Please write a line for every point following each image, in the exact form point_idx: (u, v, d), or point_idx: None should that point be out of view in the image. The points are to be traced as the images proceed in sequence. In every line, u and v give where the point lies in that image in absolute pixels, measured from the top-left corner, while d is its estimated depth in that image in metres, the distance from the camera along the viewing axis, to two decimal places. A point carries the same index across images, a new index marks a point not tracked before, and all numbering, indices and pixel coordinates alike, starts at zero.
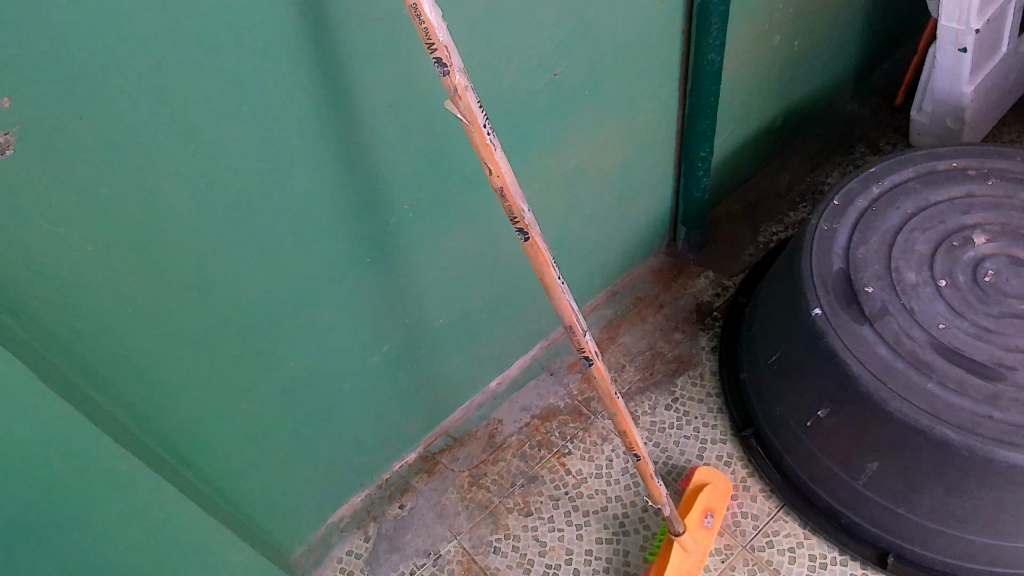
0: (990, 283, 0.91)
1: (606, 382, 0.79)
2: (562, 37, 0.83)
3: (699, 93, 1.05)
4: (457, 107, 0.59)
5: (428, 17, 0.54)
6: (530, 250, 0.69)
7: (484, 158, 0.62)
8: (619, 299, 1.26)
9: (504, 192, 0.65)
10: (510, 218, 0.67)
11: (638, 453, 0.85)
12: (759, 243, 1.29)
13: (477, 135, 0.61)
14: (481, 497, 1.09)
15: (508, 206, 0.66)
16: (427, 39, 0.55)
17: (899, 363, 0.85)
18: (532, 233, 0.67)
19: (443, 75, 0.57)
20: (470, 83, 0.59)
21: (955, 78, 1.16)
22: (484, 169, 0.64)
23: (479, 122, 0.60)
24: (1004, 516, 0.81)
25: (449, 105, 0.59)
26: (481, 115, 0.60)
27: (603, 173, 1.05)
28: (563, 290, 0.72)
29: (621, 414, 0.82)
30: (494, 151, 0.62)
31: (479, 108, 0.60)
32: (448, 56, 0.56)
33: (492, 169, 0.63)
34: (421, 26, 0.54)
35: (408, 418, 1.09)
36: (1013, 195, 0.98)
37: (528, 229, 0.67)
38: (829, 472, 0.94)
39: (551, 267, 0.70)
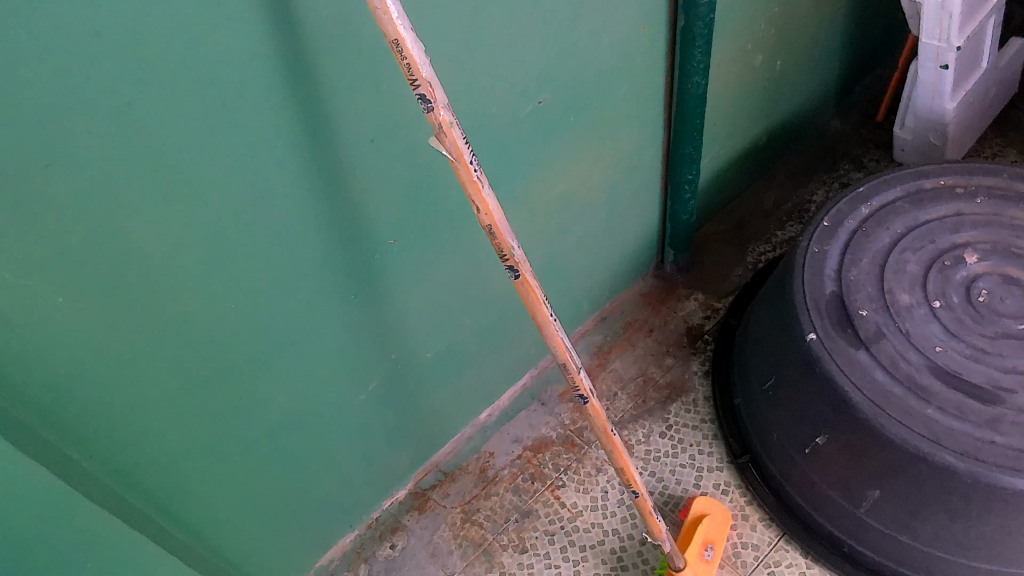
0: (984, 303, 0.90)
1: (602, 418, 0.77)
2: (547, 63, 0.81)
3: (684, 116, 1.03)
4: (442, 144, 0.58)
5: (411, 54, 0.53)
6: (520, 287, 0.67)
7: (472, 195, 0.61)
8: (608, 325, 1.24)
9: (492, 230, 0.63)
10: (499, 255, 0.66)
11: (636, 490, 0.82)
12: (748, 263, 1.27)
13: (464, 172, 0.60)
14: (474, 533, 1.06)
15: (498, 243, 0.64)
16: (409, 75, 0.54)
17: (897, 389, 0.84)
18: (521, 270, 0.66)
19: (426, 111, 0.56)
20: (454, 118, 0.57)
21: (937, 94, 1.16)
22: (471, 206, 0.62)
23: (465, 158, 0.59)
24: (1010, 542, 0.80)
25: (434, 143, 0.58)
26: (466, 151, 0.59)
27: (589, 198, 1.03)
28: (555, 327, 0.70)
29: (618, 454, 0.79)
30: (481, 188, 0.61)
31: (465, 144, 0.58)
32: (432, 92, 0.55)
33: (479, 206, 0.61)
34: (403, 63, 0.53)
35: (397, 454, 1.06)
36: (1002, 212, 0.97)
37: (518, 266, 0.66)
38: (830, 501, 0.92)
39: (543, 304, 0.69)
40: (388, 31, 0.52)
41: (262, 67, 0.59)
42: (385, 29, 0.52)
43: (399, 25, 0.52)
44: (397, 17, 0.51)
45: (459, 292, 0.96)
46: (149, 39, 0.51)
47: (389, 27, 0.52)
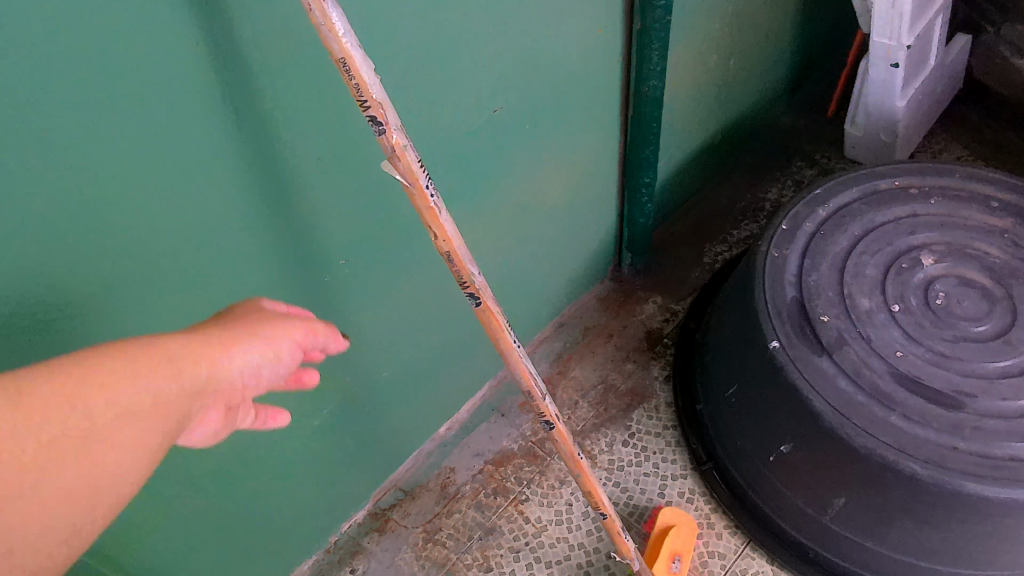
0: (942, 306, 0.90)
1: (568, 444, 0.74)
2: (501, 71, 0.77)
3: (641, 119, 1.01)
4: (396, 167, 0.54)
5: (360, 73, 0.48)
6: (483, 315, 0.64)
7: (428, 222, 0.57)
8: (567, 331, 1.22)
9: (451, 257, 0.60)
10: (458, 282, 0.62)
11: (604, 512, 0.80)
12: (705, 264, 1.26)
13: (419, 198, 0.56)
14: (437, 554, 1.03)
15: (457, 270, 0.61)
16: (359, 96, 0.49)
17: (861, 397, 0.83)
18: (483, 297, 0.62)
19: (378, 134, 0.52)
20: (409, 140, 0.53)
21: (888, 92, 1.16)
22: (428, 232, 0.59)
23: (420, 183, 0.55)
24: (973, 546, 0.80)
25: (386, 166, 0.54)
26: (421, 175, 0.55)
27: (546, 205, 1.00)
28: (519, 354, 0.67)
29: (586, 478, 0.77)
30: (438, 214, 0.57)
31: (419, 168, 0.54)
32: (384, 114, 0.50)
33: (436, 233, 0.58)
34: (351, 83, 0.49)
35: (355, 477, 1.02)
36: (955, 213, 0.98)
37: (479, 293, 0.62)
38: (795, 508, 0.92)
39: (506, 331, 0.65)
40: (333, 49, 0.47)
41: (199, 87, 0.53)
42: (329, 47, 0.47)
43: (345, 42, 0.47)
44: (343, 34, 0.47)
45: (415, 309, 0.92)
46: (65, 64, 0.45)
47: (335, 44, 0.47)
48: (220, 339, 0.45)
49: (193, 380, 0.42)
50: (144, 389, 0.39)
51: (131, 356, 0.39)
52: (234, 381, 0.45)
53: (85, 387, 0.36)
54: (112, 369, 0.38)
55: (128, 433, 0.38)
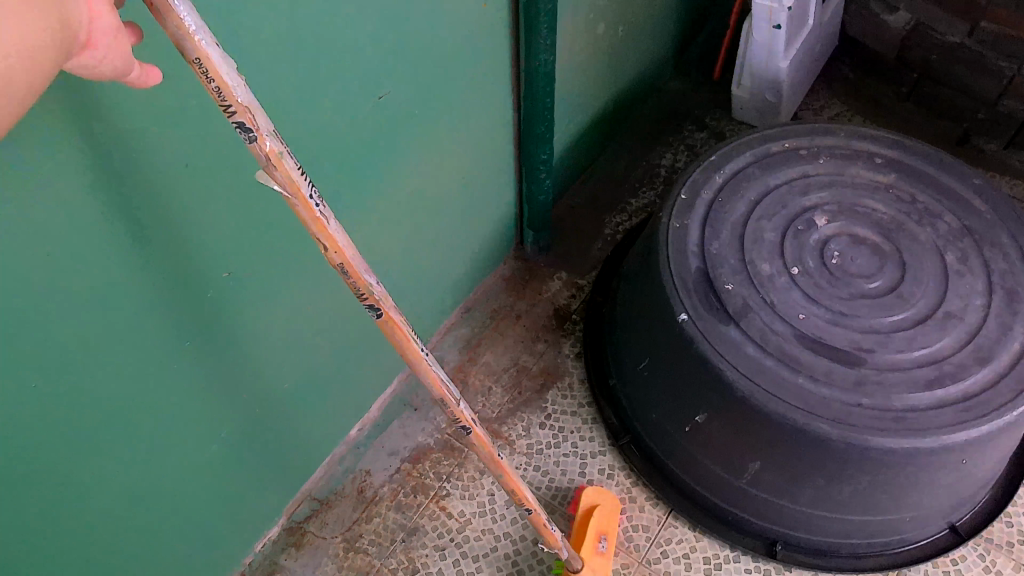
0: (837, 265, 0.92)
1: (486, 446, 0.71)
2: (384, 54, 0.72)
3: (534, 95, 0.97)
4: (272, 179, 0.48)
5: (221, 77, 0.42)
6: (385, 326, 0.59)
7: (315, 233, 0.52)
8: (474, 316, 1.18)
9: (345, 269, 0.55)
10: (356, 294, 0.57)
11: (530, 507, 0.78)
12: (606, 235, 1.25)
13: (303, 209, 0.50)
14: (360, 562, 0.98)
15: (353, 282, 0.56)
16: (221, 100, 0.43)
17: (769, 362, 0.84)
18: (384, 308, 0.58)
19: (248, 141, 0.46)
20: (285, 146, 0.47)
21: (772, 53, 1.18)
22: (317, 245, 0.53)
23: (303, 193, 0.49)
24: (881, 495, 0.84)
25: (261, 176, 0.48)
26: (303, 183, 0.49)
27: (442, 191, 0.95)
28: (428, 363, 0.63)
29: (506, 475, 0.75)
30: (326, 225, 0.52)
31: (301, 176, 0.49)
32: (253, 119, 0.44)
33: (326, 245, 0.52)
34: (211, 87, 0.42)
35: (264, 495, 0.95)
36: (843, 172, 1.00)
37: (380, 304, 0.58)
38: (713, 475, 0.93)
39: (412, 341, 0.61)
40: (187, 49, 0.40)
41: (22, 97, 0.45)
42: (181, 47, 0.40)
43: (200, 42, 0.40)
44: (197, 33, 0.40)
45: (312, 313, 0.86)
46: None
47: (188, 45, 0.40)
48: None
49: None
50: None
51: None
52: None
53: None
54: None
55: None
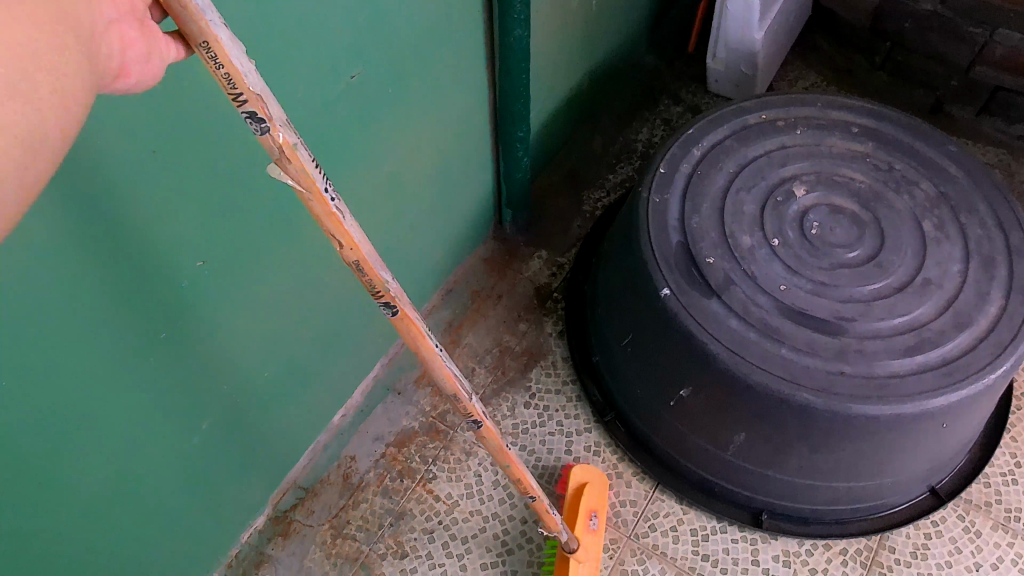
0: (817, 235, 0.92)
1: (496, 438, 0.71)
2: (354, 33, 0.70)
3: (509, 72, 0.96)
4: (285, 172, 0.46)
5: (231, 61, 0.39)
6: (400, 323, 0.58)
7: (332, 230, 0.50)
8: (454, 298, 1.17)
9: (361, 265, 0.53)
10: (370, 291, 0.55)
11: (533, 495, 0.78)
12: (585, 212, 1.25)
13: (317, 204, 0.48)
14: (349, 549, 0.98)
15: (368, 280, 0.54)
16: (230, 88, 0.40)
17: (752, 335, 0.84)
18: (400, 305, 0.56)
19: (260, 133, 0.43)
20: (298, 138, 0.45)
21: (746, 25, 1.18)
22: (332, 241, 0.51)
23: (318, 188, 0.47)
24: (864, 461, 0.85)
25: (274, 170, 0.46)
26: (319, 178, 0.47)
27: (418, 172, 0.94)
28: (442, 360, 0.62)
29: (513, 467, 0.75)
30: (342, 221, 0.49)
31: (316, 170, 0.46)
32: (266, 109, 0.42)
33: (342, 241, 0.50)
34: (220, 74, 0.39)
35: (248, 486, 0.94)
36: (820, 142, 1.00)
37: (395, 301, 0.56)
38: (698, 448, 0.94)
39: (427, 336, 0.60)
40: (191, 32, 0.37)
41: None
42: (187, 29, 0.37)
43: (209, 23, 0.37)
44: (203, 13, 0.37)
45: (291, 301, 0.84)
46: None
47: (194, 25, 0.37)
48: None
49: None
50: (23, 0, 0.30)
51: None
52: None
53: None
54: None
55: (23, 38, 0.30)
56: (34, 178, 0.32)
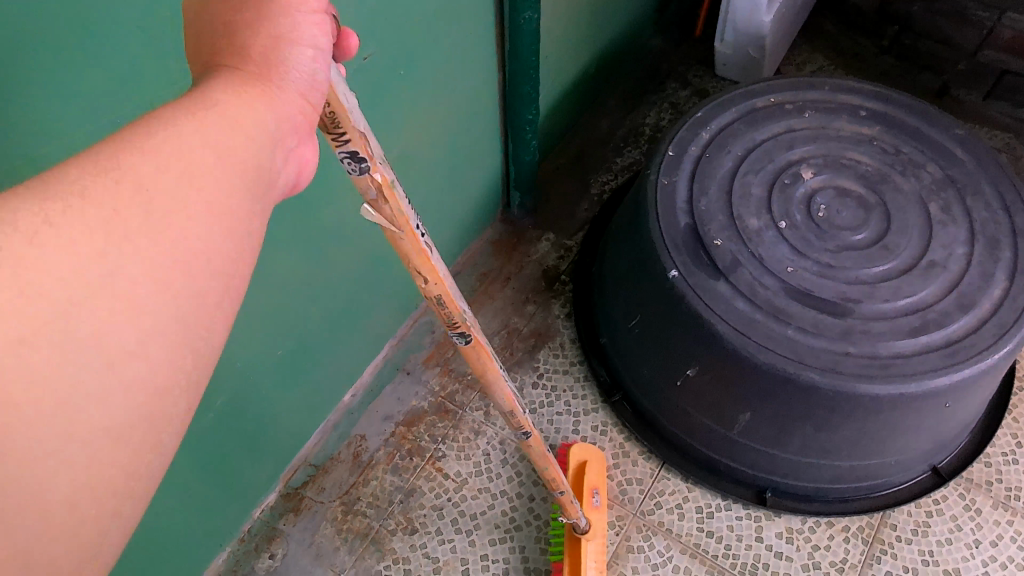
0: (823, 218, 0.93)
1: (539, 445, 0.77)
2: (367, 15, 0.70)
3: (518, 54, 0.96)
4: (382, 212, 0.49)
5: (337, 96, 0.41)
6: (472, 350, 0.64)
7: (420, 266, 0.54)
8: (463, 279, 1.18)
9: (441, 298, 0.58)
10: (445, 321, 0.61)
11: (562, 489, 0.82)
12: (592, 196, 1.25)
13: (410, 242, 0.52)
14: (359, 524, 1.00)
15: (447, 311, 0.59)
16: (335, 127, 0.43)
17: (758, 315, 0.86)
18: (473, 333, 0.62)
19: (361, 175, 0.46)
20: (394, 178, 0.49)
21: (754, 8, 1.18)
22: (417, 278, 0.56)
23: (412, 226, 0.51)
24: (867, 440, 0.86)
25: (371, 212, 0.49)
26: (411, 216, 0.51)
27: (427, 154, 0.95)
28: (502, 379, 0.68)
29: (552, 469, 0.79)
30: (430, 256, 0.54)
31: (409, 209, 0.51)
32: (366, 147, 0.45)
33: (430, 277, 0.55)
34: (326, 112, 0.42)
35: (260, 462, 0.96)
36: (828, 125, 1.01)
37: (469, 329, 0.62)
38: (704, 427, 0.95)
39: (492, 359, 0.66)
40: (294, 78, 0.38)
41: (1, 57, 0.43)
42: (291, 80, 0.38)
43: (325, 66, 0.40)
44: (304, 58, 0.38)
45: (304, 280, 0.85)
46: None
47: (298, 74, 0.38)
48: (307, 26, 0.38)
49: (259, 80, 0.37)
50: (204, 148, 0.34)
51: (187, 107, 0.34)
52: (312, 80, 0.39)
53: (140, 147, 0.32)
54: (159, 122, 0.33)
55: (206, 186, 0.33)
56: (219, 339, 0.34)
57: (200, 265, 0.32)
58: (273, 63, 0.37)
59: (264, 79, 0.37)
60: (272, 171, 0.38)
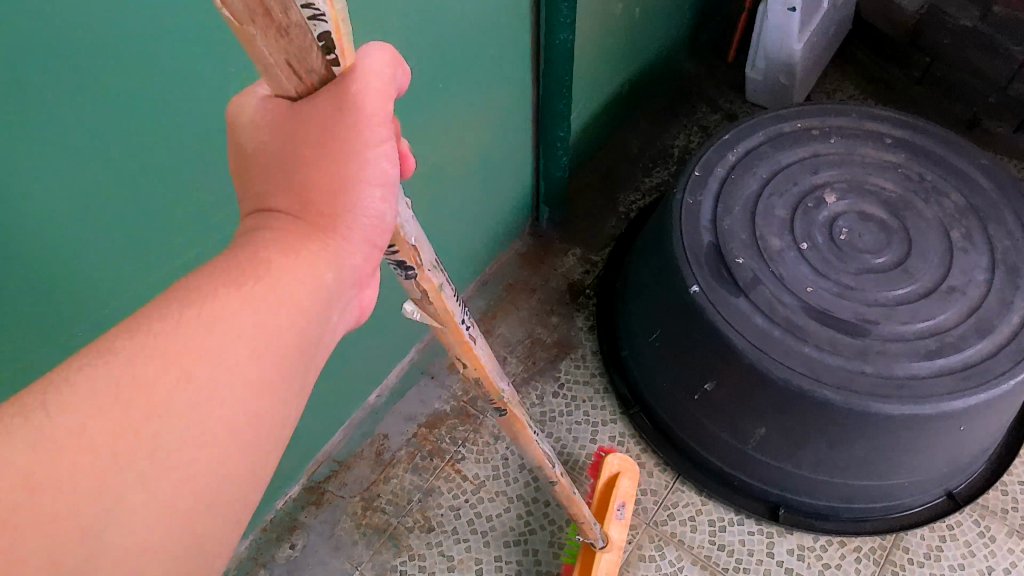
0: (845, 241, 0.95)
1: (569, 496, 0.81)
2: (409, 29, 0.75)
3: (552, 72, 1.00)
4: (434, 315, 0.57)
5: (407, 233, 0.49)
6: (509, 419, 0.70)
7: (464, 354, 0.62)
8: (490, 289, 1.21)
9: (482, 377, 0.65)
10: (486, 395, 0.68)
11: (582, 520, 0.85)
12: (620, 213, 1.28)
13: (456, 335, 0.60)
14: (378, 520, 1.02)
15: (487, 387, 0.67)
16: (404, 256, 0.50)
17: (776, 331, 0.87)
18: (510, 406, 0.69)
19: (421, 290, 0.54)
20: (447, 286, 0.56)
21: (785, 36, 1.21)
22: (460, 361, 0.63)
23: (459, 324, 0.59)
24: (880, 459, 0.87)
25: (425, 312, 0.57)
26: (459, 314, 0.58)
27: (460, 163, 0.98)
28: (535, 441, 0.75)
29: (576, 506, 0.82)
30: (473, 347, 0.61)
31: (458, 308, 0.58)
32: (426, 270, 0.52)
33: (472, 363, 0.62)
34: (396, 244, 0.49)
35: (287, 453, 0.99)
36: (853, 151, 1.03)
37: (507, 403, 0.69)
38: (720, 440, 0.96)
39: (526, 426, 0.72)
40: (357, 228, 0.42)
41: (79, 51, 0.48)
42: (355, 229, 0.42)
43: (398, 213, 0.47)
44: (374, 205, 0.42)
45: None
46: None
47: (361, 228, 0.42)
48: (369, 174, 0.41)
49: (321, 224, 0.41)
50: (251, 329, 0.37)
51: (240, 277, 0.38)
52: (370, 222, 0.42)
53: (195, 334, 0.35)
54: (217, 294, 0.37)
55: (252, 366, 0.37)
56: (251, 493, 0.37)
57: (235, 436, 0.36)
58: (336, 221, 0.41)
59: (327, 237, 0.41)
60: (323, 324, 0.42)
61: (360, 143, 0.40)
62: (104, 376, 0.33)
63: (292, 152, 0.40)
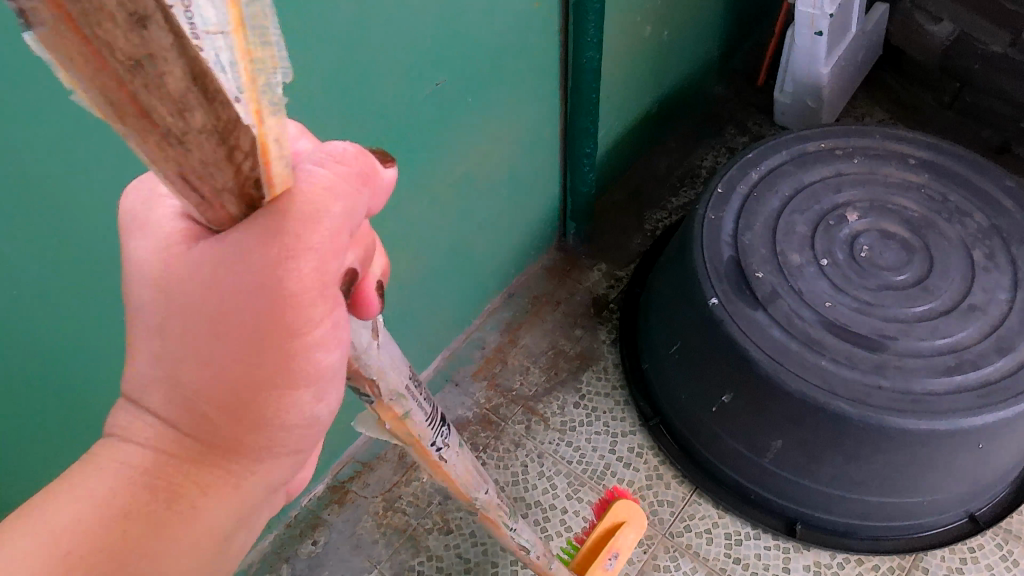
0: (865, 258, 0.96)
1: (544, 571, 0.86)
2: (440, 45, 0.79)
3: (580, 91, 1.04)
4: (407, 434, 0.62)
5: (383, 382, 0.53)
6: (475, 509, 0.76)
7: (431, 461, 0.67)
8: (515, 301, 1.24)
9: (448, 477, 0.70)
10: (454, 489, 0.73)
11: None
12: (646, 231, 1.31)
13: (425, 451, 0.65)
14: (398, 521, 1.05)
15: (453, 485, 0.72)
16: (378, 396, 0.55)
17: (794, 344, 0.88)
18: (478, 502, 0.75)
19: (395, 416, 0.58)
20: (420, 412, 0.61)
21: (812, 60, 1.23)
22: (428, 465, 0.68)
23: (428, 441, 0.63)
24: (897, 475, 0.87)
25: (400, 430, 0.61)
26: (429, 433, 0.63)
27: (489, 176, 1.02)
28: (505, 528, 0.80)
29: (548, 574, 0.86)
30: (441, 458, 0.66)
31: (429, 429, 0.63)
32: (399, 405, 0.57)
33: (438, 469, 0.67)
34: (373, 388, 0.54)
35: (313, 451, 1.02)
36: (876, 171, 1.04)
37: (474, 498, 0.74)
38: (736, 452, 0.97)
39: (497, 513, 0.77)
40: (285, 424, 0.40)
41: None
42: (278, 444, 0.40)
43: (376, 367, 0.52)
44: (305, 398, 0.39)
45: None
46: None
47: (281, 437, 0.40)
48: (278, 377, 0.37)
49: (238, 439, 0.39)
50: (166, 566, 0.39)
51: (159, 516, 0.39)
52: (294, 423, 0.40)
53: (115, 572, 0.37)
54: (134, 530, 0.38)
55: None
56: None
57: None
58: (256, 449, 0.40)
59: (241, 472, 0.40)
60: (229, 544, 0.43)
61: (269, 339, 0.36)
62: (62, 539, 0.36)
63: (203, 340, 0.36)
